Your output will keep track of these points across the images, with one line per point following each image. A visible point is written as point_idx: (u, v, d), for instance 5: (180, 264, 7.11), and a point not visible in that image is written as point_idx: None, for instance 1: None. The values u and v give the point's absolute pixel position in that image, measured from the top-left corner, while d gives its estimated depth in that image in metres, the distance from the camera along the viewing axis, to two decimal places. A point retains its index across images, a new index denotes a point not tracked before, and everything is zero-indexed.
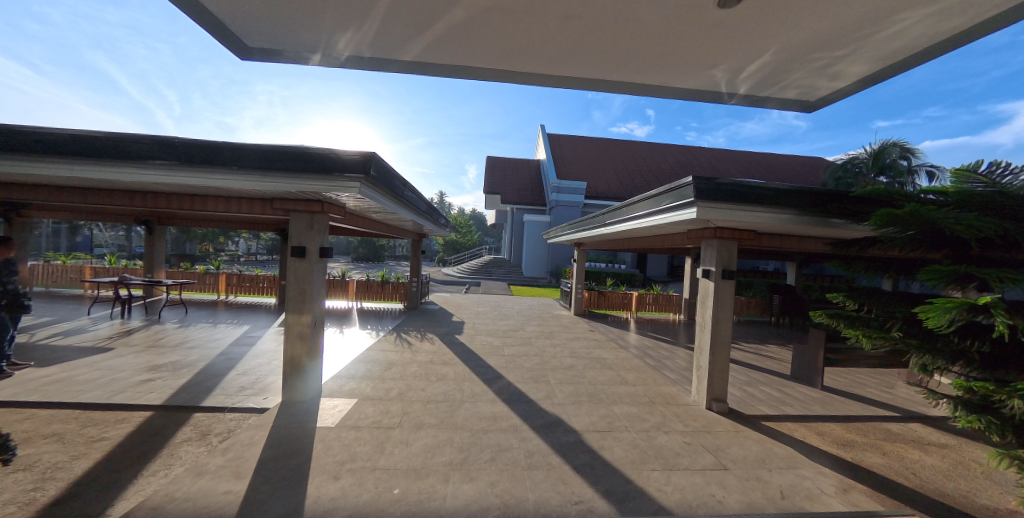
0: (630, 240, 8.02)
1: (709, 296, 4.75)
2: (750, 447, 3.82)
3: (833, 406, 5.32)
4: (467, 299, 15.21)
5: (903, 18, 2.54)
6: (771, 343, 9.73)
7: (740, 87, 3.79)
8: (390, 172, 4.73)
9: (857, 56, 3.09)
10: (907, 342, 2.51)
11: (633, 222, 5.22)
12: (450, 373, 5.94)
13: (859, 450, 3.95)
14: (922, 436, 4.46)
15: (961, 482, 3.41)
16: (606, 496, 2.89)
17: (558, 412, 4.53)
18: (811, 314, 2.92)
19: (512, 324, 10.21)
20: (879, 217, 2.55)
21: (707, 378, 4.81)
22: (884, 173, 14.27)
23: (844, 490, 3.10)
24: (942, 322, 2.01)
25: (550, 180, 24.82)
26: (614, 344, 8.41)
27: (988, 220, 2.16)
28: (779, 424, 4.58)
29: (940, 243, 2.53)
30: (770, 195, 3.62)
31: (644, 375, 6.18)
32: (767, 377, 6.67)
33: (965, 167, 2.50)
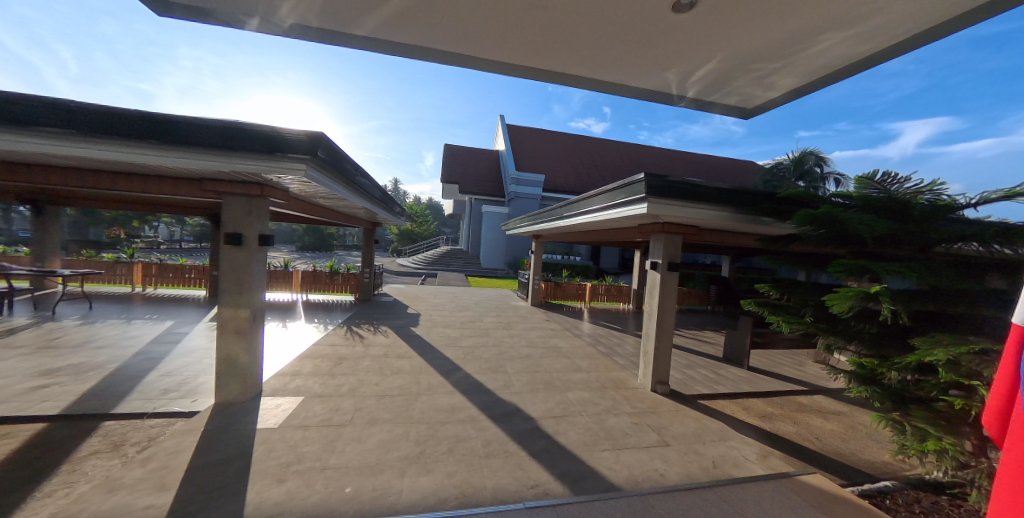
0: (587, 233, 8.30)
1: (656, 287, 5.06)
2: (688, 424, 4.20)
3: (757, 384, 6.01)
4: (424, 290, 14.84)
5: (825, 39, 2.83)
6: (707, 330, 10.69)
7: (689, 91, 3.98)
8: (340, 155, 4.39)
9: (788, 71, 3.38)
10: (818, 326, 2.94)
11: (588, 216, 5.38)
12: (406, 366, 5.79)
13: (776, 421, 4.52)
14: (825, 405, 5.21)
15: (852, 443, 4.04)
16: (560, 477, 3.02)
17: (515, 400, 4.62)
18: (742, 302, 3.32)
19: (469, 315, 10.18)
20: (801, 217, 2.96)
21: (653, 363, 5.16)
22: (803, 178, 16.19)
23: (764, 456, 3.53)
24: (843, 308, 2.45)
25: (510, 172, 24.86)
26: (570, 333, 8.73)
27: (881, 221, 2.57)
28: (713, 401, 5.08)
29: (846, 240, 2.94)
30: (713, 194, 3.88)
31: (597, 362, 6.50)
32: (703, 360, 7.35)
33: (866, 175, 2.93)
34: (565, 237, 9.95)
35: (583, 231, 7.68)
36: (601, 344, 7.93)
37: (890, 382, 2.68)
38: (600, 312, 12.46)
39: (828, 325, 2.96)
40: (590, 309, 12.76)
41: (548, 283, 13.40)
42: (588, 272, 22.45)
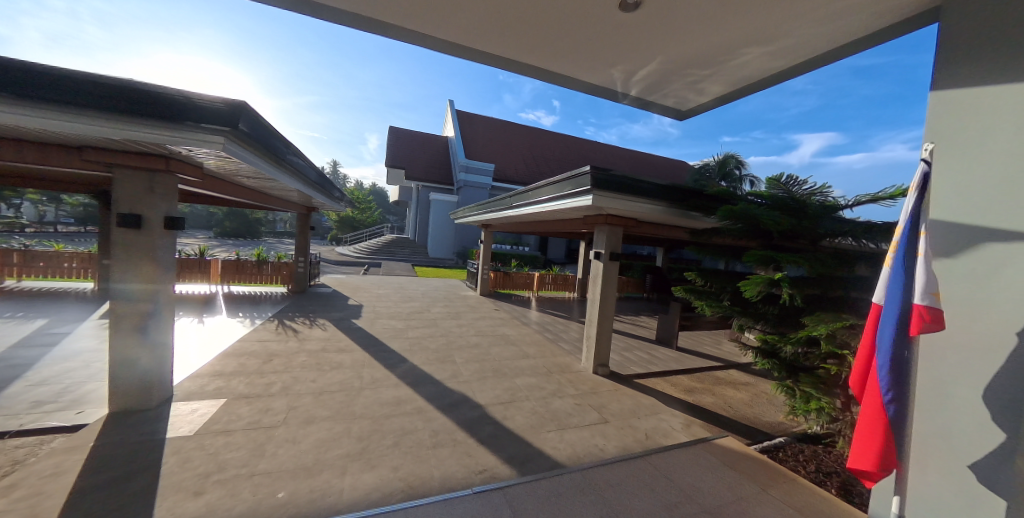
0: (535, 224, 8.43)
1: (599, 276, 5.35)
2: (625, 401, 4.56)
3: (683, 362, 6.71)
4: (366, 281, 14.04)
5: (747, 52, 3.12)
6: (642, 315, 11.66)
7: (631, 90, 4.16)
8: (266, 128, 3.86)
9: (716, 78, 3.68)
10: (733, 309, 3.37)
11: (537, 206, 5.46)
12: (347, 360, 5.45)
13: (698, 394, 5.09)
14: (735, 377, 6.00)
15: (755, 407, 4.71)
16: (508, 461, 3.09)
17: (464, 390, 4.60)
18: (673, 289, 3.67)
19: (416, 306, 9.86)
20: (723, 212, 3.34)
21: (595, 347, 5.47)
22: (725, 179, 18.15)
23: (688, 425, 3.97)
24: (753, 292, 3.01)
25: (459, 159, 24.33)
26: (518, 322, 8.92)
27: (783, 217, 3.01)
28: (646, 380, 5.56)
29: (757, 234, 3.35)
30: (652, 189, 4.17)
31: (544, 349, 6.74)
32: (639, 342, 7.99)
33: (775, 178, 3.39)
34: (514, 227, 10.03)
35: (532, 221, 7.78)
36: (548, 331, 8.23)
37: (786, 355, 3.17)
38: (547, 300, 12.90)
39: (742, 308, 3.38)
40: (537, 298, 13.16)
41: (497, 272, 13.50)
42: (537, 262, 23.04)
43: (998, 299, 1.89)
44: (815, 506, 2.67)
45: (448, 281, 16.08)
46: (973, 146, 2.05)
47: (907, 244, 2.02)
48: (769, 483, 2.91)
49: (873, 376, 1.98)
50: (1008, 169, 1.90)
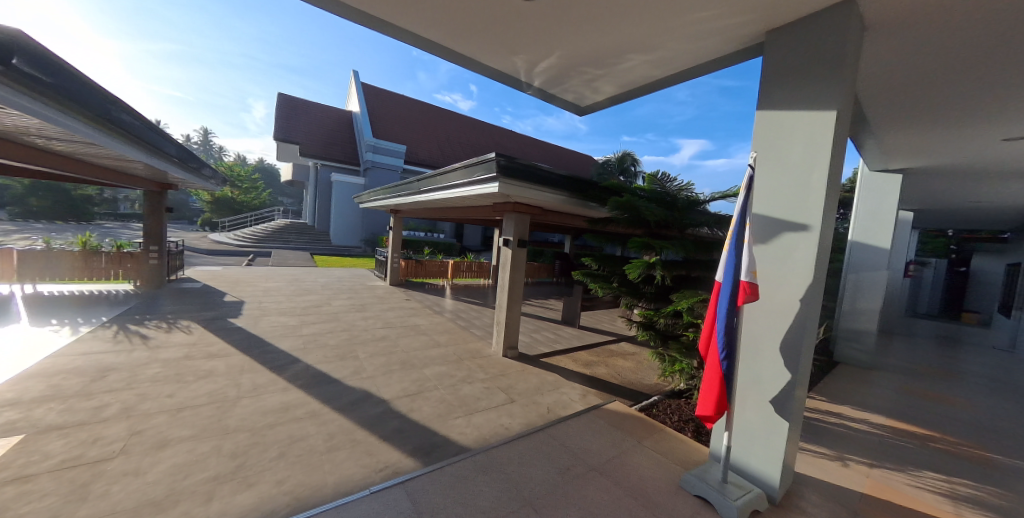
0: (448, 210, 8.26)
1: (508, 262, 5.53)
2: (531, 379, 4.84)
3: (583, 338, 7.43)
4: (249, 273, 12.00)
5: (631, 58, 3.45)
6: (551, 298, 12.50)
7: (535, 81, 4.25)
8: (66, 71, 2.88)
9: (607, 79, 4.01)
10: (621, 289, 3.85)
11: (446, 191, 5.33)
12: (218, 367, 4.60)
13: (594, 366, 5.70)
14: (624, 349, 6.89)
15: (637, 372, 5.50)
16: (412, 453, 3.01)
17: (366, 386, 4.31)
18: (573, 274, 4.00)
19: (313, 299, 8.84)
20: (613, 204, 3.75)
21: (505, 331, 5.68)
22: (624, 174, 20.37)
23: (583, 394, 4.42)
24: (635, 274, 3.48)
25: (367, 138, 22.28)
26: (431, 311, 8.71)
27: (658, 209, 3.52)
28: (551, 358, 6.00)
29: (639, 223, 3.82)
30: (555, 179, 4.43)
31: (455, 336, 6.72)
32: (547, 324, 8.57)
33: (654, 174, 3.92)
34: (426, 213, 9.62)
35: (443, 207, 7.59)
36: (461, 318, 8.23)
37: (659, 326, 3.74)
38: (462, 288, 12.88)
39: (627, 288, 3.85)
40: (452, 286, 13.03)
41: (409, 261, 12.89)
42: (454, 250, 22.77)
43: (791, 275, 2.51)
44: (675, 448, 3.26)
45: (355, 270, 14.80)
46: (777, 157, 2.64)
47: (736, 232, 2.47)
48: (644, 435, 3.44)
49: (715, 340, 2.44)
50: (799, 177, 2.52)
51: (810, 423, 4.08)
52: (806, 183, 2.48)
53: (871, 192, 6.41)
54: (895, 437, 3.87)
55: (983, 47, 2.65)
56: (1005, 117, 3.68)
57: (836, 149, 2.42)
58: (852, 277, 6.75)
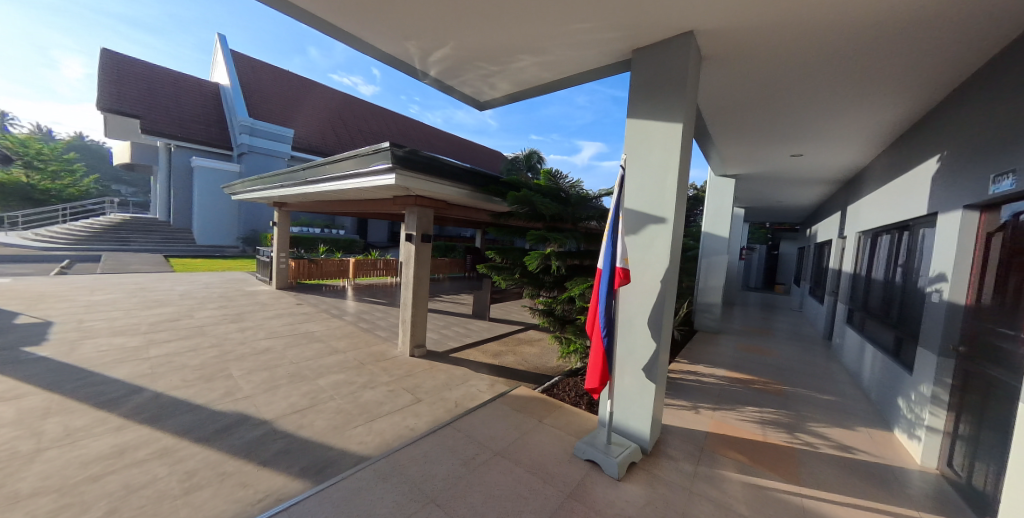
0: (343, 204, 7.56)
1: (411, 257, 5.35)
2: (438, 376, 4.80)
3: (493, 330, 7.66)
4: (60, 284, 9.09)
5: (523, 57, 3.60)
6: (463, 293, 12.50)
7: (431, 70, 4.12)
8: None
9: (502, 76, 4.12)
10: (523, 280, 4.08)
11: (337, 182, 4.88)
12: (2, 413, 3.38)
13: (502, 355, 5.93)
14: (530, 336, 7.33)
15: (541, 357, 5.91)
16: (301, 474, 2.69)
17: (242, 408, 3.69)
18: (478, 267, 4.10)
19: (167, 312, 7.17)
20: (513, 198, 3.93)
21: (411, 329, 5.51)
22: (531, 171, 21.52)
23: (491, 384, 4.58)
24: (534, 264, 3.72)
25: (241, 118, 18.87)
26: (329, 315, 7.88)
27: (552, 203, 3.81)
28: (461, 352, 6.04)
29: (537, 217, 4.08)
30: (455, 173, 4.43)
31: (356, 340, 6.23)
32: (457, 319, 8.58)
33: (549, 171, 4.22)
34: (318, 207, 8.62)
35: (337, 199, 6.92)
36: (365, 320, 7.65)
37: (557, 312, 4.08)
38: (367, 288, 11.96)
39: (528, 278, 4.11)
40: (356, 286, 12.01)
41: (300, 260, 11.40)
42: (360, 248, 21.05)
43: (653, 260, 2.97)
44: (571, 421, 3.61)
45: (228, 275, 12.46)
46: (642, 159, 3.07)
47: (612, 224, 2.77)
48: (544, 414, 3.73)
49: (597, 321, 2.74)
50: (658, 177, 2.97)
51: (674, 381, 4.93)
52: (663, 182, 2.94)
53: (715, 193, 7.97)
54: (729, 383, 4.96)
55: (771, 82, 3.51)
56: (787, 136, 4.96)
57: (683, 155, 2.93)
58: (705, 261, 8.28)
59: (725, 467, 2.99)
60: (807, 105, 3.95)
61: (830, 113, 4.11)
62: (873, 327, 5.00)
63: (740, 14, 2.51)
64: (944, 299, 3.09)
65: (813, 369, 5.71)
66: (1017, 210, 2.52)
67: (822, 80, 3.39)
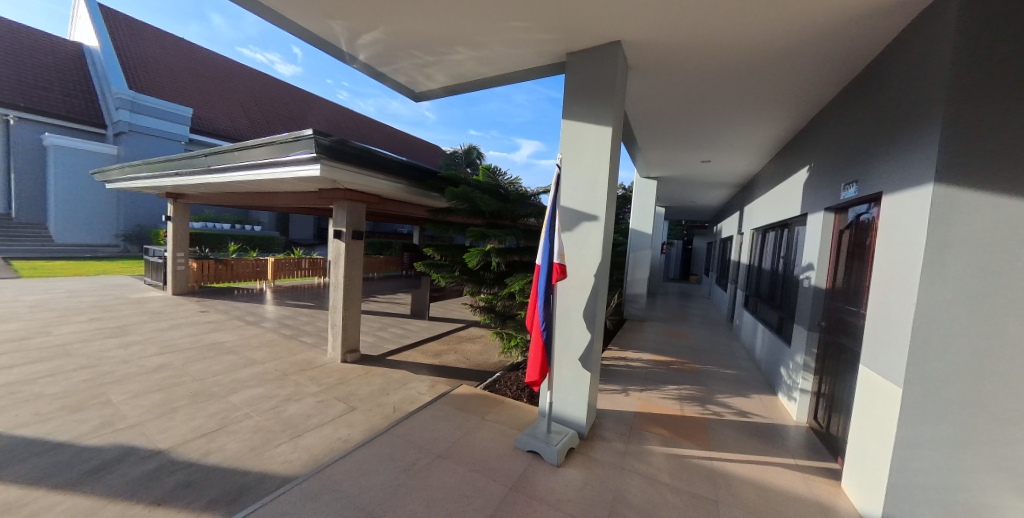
0: (258, 197, 6.71)
1: (341, 256, 4.97)
2: (375, 382, 4.54)
3: (433, 329, 7.47)
4: None
5: (460, 50, 3.52)
6: (401, 293, 11.99)
7: (360, 54, 3.82)
8: None
9: (439, 67, 3.99)
10: (463, 278, 4.05)
11: (250, 172, 4.32)
12: None
13: (443, 354, 5.82)
14: (471, 333, 7.31)
15: (483, 353, 5.93)
16: (209, 507, 2.33)
17: (126, 439, 3.07)
18: (416, 265, 3.97)
19: (9, 329, 5.66)
20: (451, 194, 3.86)
21: (343, 333, 5.13)
22: (471, 166, 21.40)
23: (432, 386, 4.47)
24: (474, 262, 3.71)
25: (117, 91, 15.67)
26: (243, 323, 6.94)
27: (491, 200, 3.83)
28: (399, 354, 5.79)
29: (476, 213, 4.07)
30: (389, 166, 4.21)
31: (278, 349, 5.59)
32: (395, 320, 8.20)
33: (488, 167, 4.23)
34: (225, 199, 7.53)
35: (250, 191, 6.12)
36: (288, 326, 6.90)
37: (498, 308, 4.12)
38: (290, 290, 10.79)
39: (468, 275, 4.09)
40: (276, 289, 10.77)
41: (204, 261, 9.86)
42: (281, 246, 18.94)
43: (587, 255, 3.14)
44: (513, 415, 3.68)
45: (102, 280, 10.24)
46: (576, 159, 3.22)
47: (549, 221, 2.85)
48: (486, 410, 3.76)
49: (536, 315, 2.82)
50: (591, 177, 3.14)
51: (608, 368, 5.32)
52: (595, 182, 3.12)
53: (641, 193, 8.72)
54: (653, 365, 5.51)
55: (684, 94, 3.93)
56: (697, 144, 5.62)
57: (612, 157, 3.13)
58: (633, 255, 9.03)
59: (650, 441, 3.32)
60: (712, 117, 4.50)
61: (730, 125, 4.74)
62: (762, 310, 5.94)
63: (659, 30, 2.76)
64: (813, 284, 3.81)
65: (720, 347, 6.61)
66: (858, 213, 3.19)
67: (724, 96, 3.90)
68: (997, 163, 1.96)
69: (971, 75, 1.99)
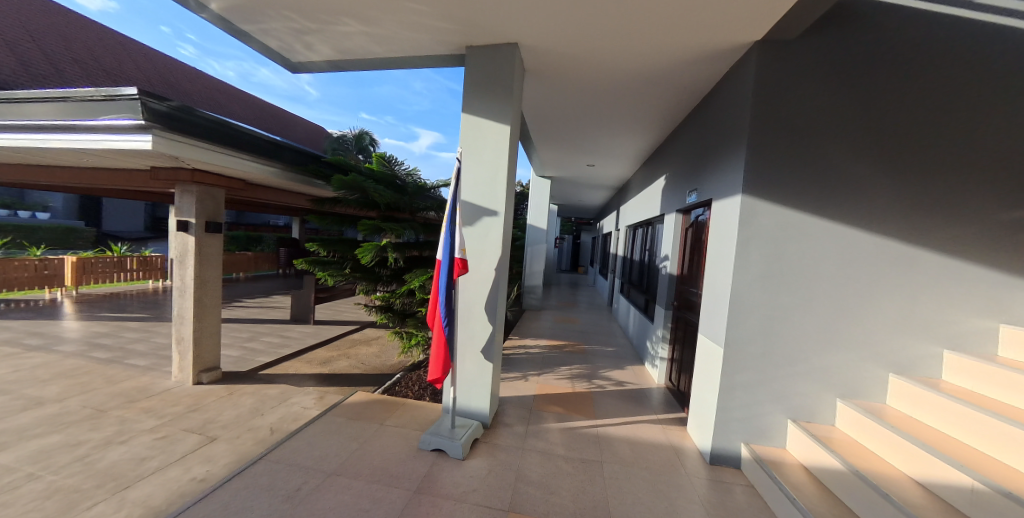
0: (40, 171, 4.82)
1: (188, 253, 3.97)
2: (244, 403, 3.80)
3: (320, 334, 6.62)
4: None
5: (348, 22, 3.14)
6: (276, 295, 10.25)
7: (211, 2, 3.06)
8: None
9: (323, 37, 3.49)
10: (354, 275, 3.72)
11: (24, 135, 3.07)
12: None
13: (333, 361, 5.23)
14: (367, 335, 6.74)
15: (380, 355, 5.55)
16: None
17: None
18: (295, 262, 3.51)
19: None
20: (338, 182, 3.50)
21: (194, 349, 4.12)
22: (362, 153, 19.61)
23: (320, 398, 3.98)
24: (368, 257, 3.44)
25: None
26: (14, 349, 4.90)
27: (386, 191, 3.61)
28: (276, 367, 4.96)
29: (369, 205, 3.78)
30: (256, 143, 3.60)
31: (86, 379, 4.15)
32: (269, 327, 6.97)
33: (383, 156, 3.95)
34: None
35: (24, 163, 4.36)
36: (103, 348, 5.18)
37: (397, 307, 3.93)
38: (104, 299, 8.09)
39: (360, 272, 3.78)
40: (80, 299, 7.95)
41: None
42: None
43: (487, 250, 3.21)
44: (415, 416, 3.55)
45: None
46: (476, 155, 3.24)
47: (450, 215, 2.77)
48: (385, 416, 3.53)
49: (438, 311, 2.75)
50: (491, 173, 3.20)
51: (509, 357, 5.58)
52: (495, 178, 3.19)
53: (536, 191, 9.36)
54: (548, 350, 6.01)
55: (572, 102, 4.34)
56: (583, 148, 6.29)
57: (510, 155, 3.25)
58: (531, 249, 9.65)
59: (547, 419, 3.64)
60: (594, 126, 5.09)
61: (607, 134, 5.44)
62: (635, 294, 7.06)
63: (553, 40, 2.97)
64: (669, 272, 4.68)
65: (603, 329, 7.62)
66: (697, 214, 4.04)
67: (603, 108, 4.44)
68: (774, 181, 2.74)
69: (762, 116, 2.72)
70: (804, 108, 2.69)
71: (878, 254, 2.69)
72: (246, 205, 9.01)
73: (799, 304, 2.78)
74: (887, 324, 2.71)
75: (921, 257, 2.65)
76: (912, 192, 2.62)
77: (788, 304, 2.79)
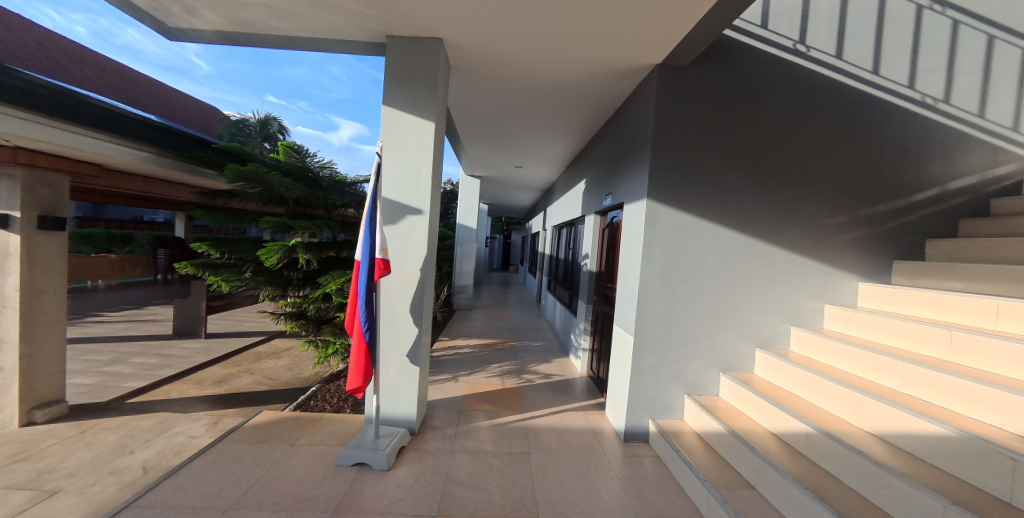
0: None
1: (9, 257, 3.10)
2: (104, 441, 3.08)
3: (213, 350, 5.66)
4: None
5: None
6: (152, 306, 8.47)
7: None
8: None
9: (210, 4, 2.98)
10: (256, 279, 3.30)
11: None
12: None
13: (232, 380, 4.53)
14: (275, 347, 5.98)
15: (292, 368, 4.97)
16: None
17: None
18: (176, 265, 2.99)
19: None
20: (233, 173, 3.07)
21: (23, 381, 3.20)
22: (268, 141, 17.31)
23: (213, 424, 3.42)
24: (273, 259, 3.07)
25: None
26: None
27: (293, 185, 3.27)
28: (152, 392, 4.12)
29: (274, 199, 3.39)
30: (110, 117, 2.97)
31: None
32: (142, 345, 5.73)
33: (290, 145, 3.56)
34: None
35: None
36: None
37: (311, 313, 3.59)
38: None
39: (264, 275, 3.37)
40: None
41: None
42: None
43: (412, 250, 3.09)
44: (333, 431, 3.27)
45: None
46: (399, 151, 3.10)
47: (370, 213, 2.60)
48: (297, 434, 3.18)
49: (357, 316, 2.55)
50: (415, 170, 3.09)
51: (440, 359, 5.47)
52: (419, 176, 3.09)
53: (467, 190, 9.32)
54: (480, 349, 6.03)
55: (499, 104, 4.41)
56: (511, 150, 6.45)
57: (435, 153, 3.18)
58: (463, 248, 9.57)
59: (478, 418, 3.67)
60: (520, 128, 5.25)
61: (533, 138, 5.65)
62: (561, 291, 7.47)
63: (478, 40, 2.98)
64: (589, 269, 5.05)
65: (532, 325, 7.92)
66: (612, 216, 4.44)
67: (529, 113, 4.60)
68: (671, 188, 3.15)
69: (662, 132, 3.10)
70: (693, 127, 3.13)
71: (746, 252, 3.27)
72: (104, 196, 7.27)
73: (691, 295, 3.24)
74: (754, 309, 3.31)
75: (775, 254, 3.30)
76: (770, 201, 3.24)
77: (683, 295, 3.23)
